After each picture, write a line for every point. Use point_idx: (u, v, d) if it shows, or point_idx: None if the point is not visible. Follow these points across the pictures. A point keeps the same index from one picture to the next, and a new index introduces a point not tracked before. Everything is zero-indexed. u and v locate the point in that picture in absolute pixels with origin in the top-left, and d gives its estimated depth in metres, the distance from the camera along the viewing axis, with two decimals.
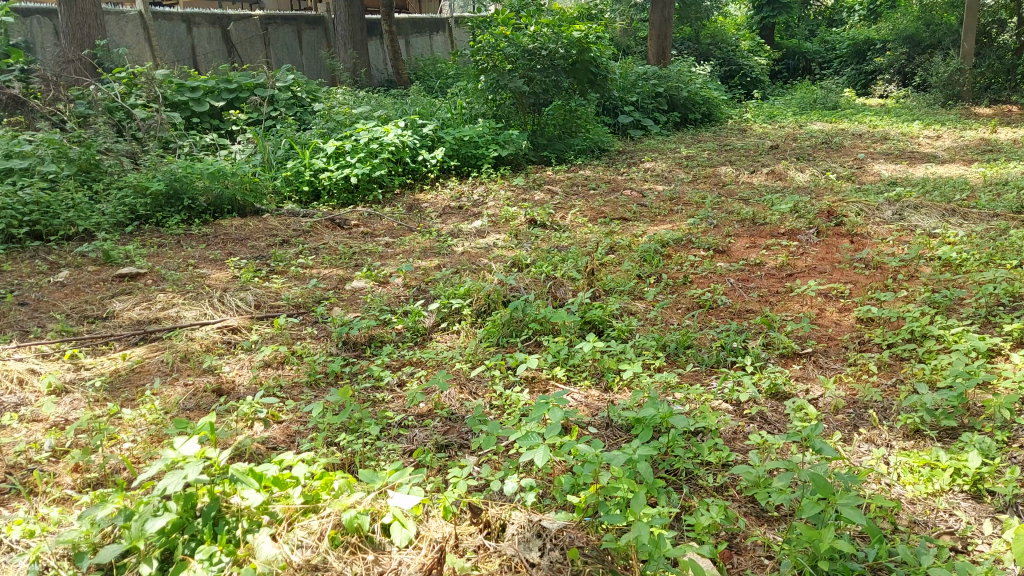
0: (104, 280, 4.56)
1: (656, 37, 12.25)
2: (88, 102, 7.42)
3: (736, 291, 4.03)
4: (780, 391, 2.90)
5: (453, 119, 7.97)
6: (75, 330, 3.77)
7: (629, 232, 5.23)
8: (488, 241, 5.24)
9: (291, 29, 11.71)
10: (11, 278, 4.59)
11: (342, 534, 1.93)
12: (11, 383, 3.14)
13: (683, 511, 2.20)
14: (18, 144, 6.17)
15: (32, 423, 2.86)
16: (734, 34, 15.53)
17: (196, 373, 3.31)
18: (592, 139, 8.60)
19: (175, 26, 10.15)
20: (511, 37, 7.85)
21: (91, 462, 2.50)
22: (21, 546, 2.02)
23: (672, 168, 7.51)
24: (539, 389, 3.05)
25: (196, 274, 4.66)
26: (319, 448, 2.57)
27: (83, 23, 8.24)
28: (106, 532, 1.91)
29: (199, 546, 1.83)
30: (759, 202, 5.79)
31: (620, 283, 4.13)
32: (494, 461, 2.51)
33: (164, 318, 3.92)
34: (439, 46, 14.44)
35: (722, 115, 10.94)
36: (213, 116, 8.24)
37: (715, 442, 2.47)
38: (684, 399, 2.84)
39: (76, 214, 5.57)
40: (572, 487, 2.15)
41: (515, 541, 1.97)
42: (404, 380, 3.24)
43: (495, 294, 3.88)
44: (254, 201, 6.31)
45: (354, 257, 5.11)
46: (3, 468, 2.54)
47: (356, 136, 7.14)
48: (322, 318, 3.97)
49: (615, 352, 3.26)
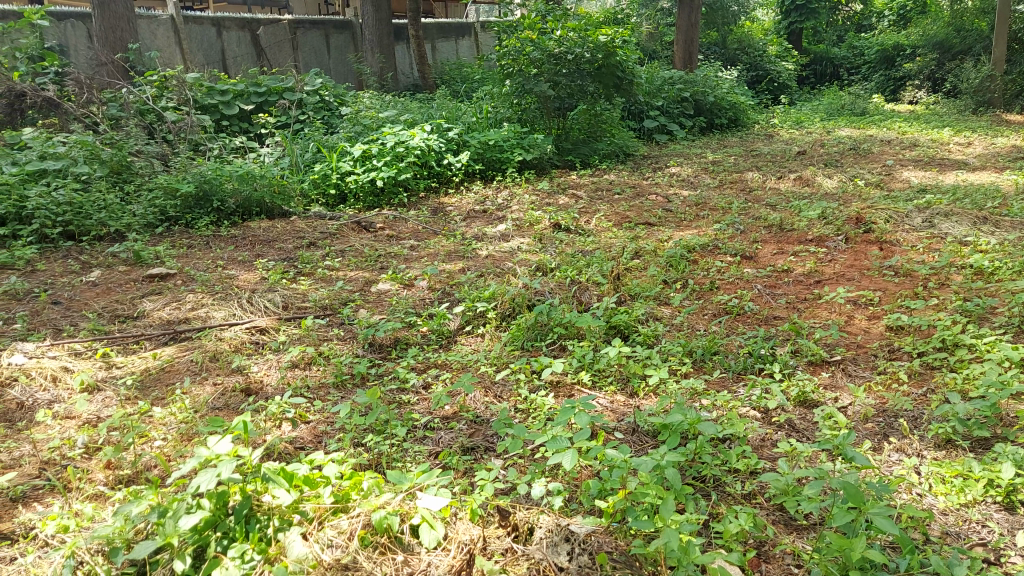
0: (135, 280, 4.62)
1: (683, 41, 12.20)
2: (121, 104, 7.54)
3: (764, 297, 4.01)
4: (809, 399, 2.88)
5: (478, 123, 8.00)
6: (106, 329, 3.83)
7: (654, 237, 5.23)
8: (512, 245, 5.25)
9: (319, 33, 11.80)
10: (45, 278, 4.66)
11: (372, 534, 1.95)
12: (45, 380, 3.19)
13: (711, 518, 2.19)
14: (53, 146, 6.30)
15: (66, 420, 2.91)
16: (761, 39, 15.43)
17: (225, 373, 3.34)
18: (618, 143, 8.60)
19: (206, 29, 10.25)
20: (537, 42, 7.86)
21: (122, 459, 2.54)
22: (56, 541, 2.06)
23: (698, 173, 7.49)
24: (565, 394, 3.05)
25: (226, 275, 4.72)
26: (347, 448, 2.59)
27: (116, 26, 8.35)
28: (139, 529, 1.92)
29: (231, 544, 1.85)
30: (787, 208, 5.76)
31: (646, 288, 4.11)
32: (520, 465, 2.51)
33: (194, 318, 3.97)
34: (464, 50, 14.50)
35: (749, 120, 10.88)
36: (241, 118, 8.33)
37: (743, 450, 2.46)
38: (712, 405, 2.82)
39: (108, 214, 5.65)
40: (600, 492, 2.15)
41: (543, 545, 1.98)
42: (429, 382, 3.25)
43: (519, 298, 3.88)
44: (282, 203, 6.38)
45: (380, 259, 5.14)
46: (38, 463, 2.58)
47: (382, 140, 7.18)
48: (348, 319, 4.00)
49: (641, 357, 3.25)
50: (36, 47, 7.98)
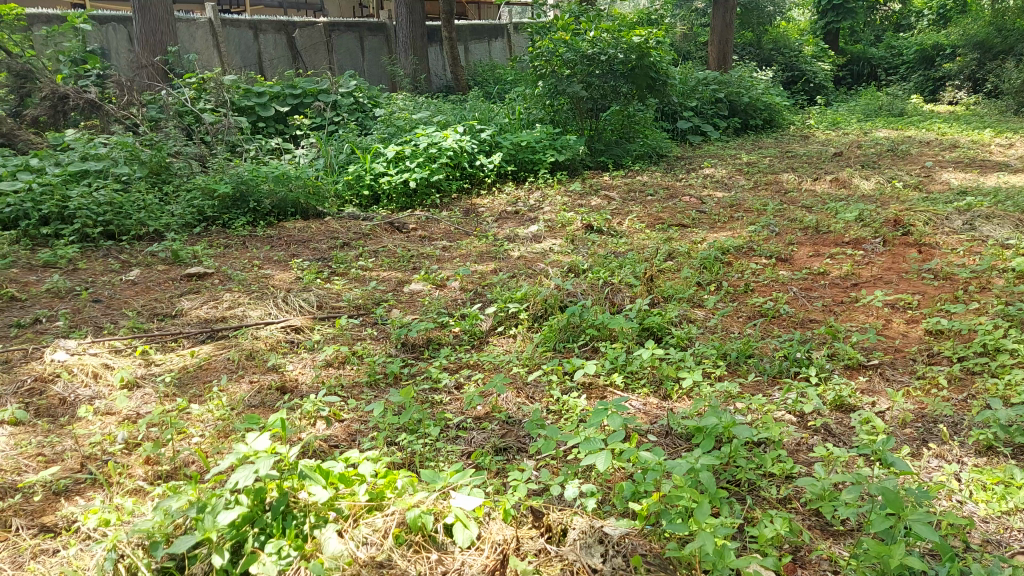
0: (173, 280, 4.69)
1: (717, 42, 12.11)
2: (160, 106, 7.66)
3: (799, 300, 3.97)
4: (846, 404, 2.84)
5: (511, 124, 8.01)
6: (145, 327, 3.89)
7: (688, 239, 5.19)
8: (544, 246, 5.25)
9: (354, 35, 11.90)
10: (86, 276, 4.75)
11: (406, 532, 1.96)
12: (87, 377, 3.25)
13: (746, 522, 2.16)
14: (94, 147, 6.42)
15: (106, 416, 2.97)
16: (797, 39, 15.26)
17: (261, 371, 3.39)
18: (651, 144, 8.55)
19: (243, 32, 10.40)
20: (571, 42, 7.85)
21: (161, 455, 2.59)
22: (98, 534, 2.10)
23: (733, 174, 7.43)
24: (597, 395, 3.04)
25: (262, 275, 4.78)
26: (380, 447, 2.61)
27: (156, 29, 8.49)
28: (178, 524, 1.95)
29: (269, 540, 1.88)
30: (824, 209, 5.69)
31: (679, 290, 4.08)
32: (553, 466, 2.50)
33: (230, 317, 4.02)
34: (497, 51, 14.53)
35: (784, 121, 10.76)
36: (277, 120, 8.43)
37: (778, 454, 2.43)
38: (746, 409, 2.79)
39: (147, 214, 5.74)
40: (633, 494, 2.14)
41: (576, 546, 1.96)
42: (461, 383, 3.26)
43: (551, 299, 3.88)
44: (317, 204, 6.44)
45: (412, 259, 5.17)
46: (80, 458, 2.64)
47: (416, 141, 7.22)
48: (381, 318, 4.03)
49: (674, 359, 3.23)
50: (79, 50, 8.16)
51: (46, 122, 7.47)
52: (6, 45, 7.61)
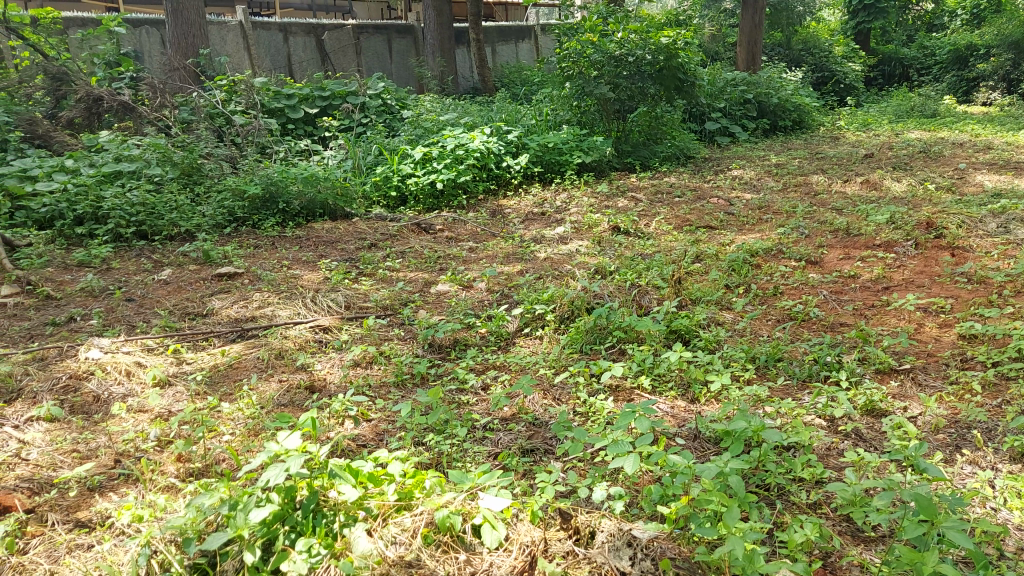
0: (205, 280, 4.74)
1: (746, 42, 12.03)
2: (192, 108, 7.77)
3: (830, 303, 3.92)
4: (877, 408, 2.81)
5: (538, 125, 8.02)
6: (177, 326, 3.94)
7: (716, 241, 5.16)
8: (571, 247, 5.24)
9: (382, 38, 11.97)
10: (119, 276, 4.82)
11: (434, 533, 1.98)
12: (120, 374, 3.30)
13: (776, 527, 2.14)
14: (127, 149, 6.52)
15: (139, 414, 3.01)
16: (827, 39, 15.11)
17: (291, 371, 3.42)
18: (678, 145, 8.50)
19: (273, 35, 10.53)
20: (598, 44, 7.80)
21: (193, 453, 2.63)
22: (132, 530, 2.14)
23: (761, 175, 7.37)
24: (624, 398, 3.03)
25: (291, 275, 4.82)
26: (408, 447, 2.62)
27: (188, 32, 8.62)
28: (210, 521, 1.98)
29: (299, 537, 1.90)
30: (854, 211, 5.63)
31: (708, 292, 4.06)
32: (579, 468, 2.49)
33: (260, 317, 4.06)
34: (524, 53, 14.54)
35: (814, 122, 10.66)
36: (306, 122, 8.51)
37: (809, 459, 2.41)
38: (776, 413, 2.77)
39: (178, 215, 5.81)
40: (661, 498, 2.13)
41: (605, 549, 1.96)
42: (488, 384, 3.27)
43: (578, 301, 3.88)
44: (345, 205, 6.49)
45: (439, 261, 5.18)
46: (114, 454, 2.68)
47: (443, 143, 7.25)
48: (408, 319, 4.05)
49: (702, 362, 3.20)
50: (112, 53, 8.31)
51: (81, 124, 7.60)
52: (41, 49, 7.98)
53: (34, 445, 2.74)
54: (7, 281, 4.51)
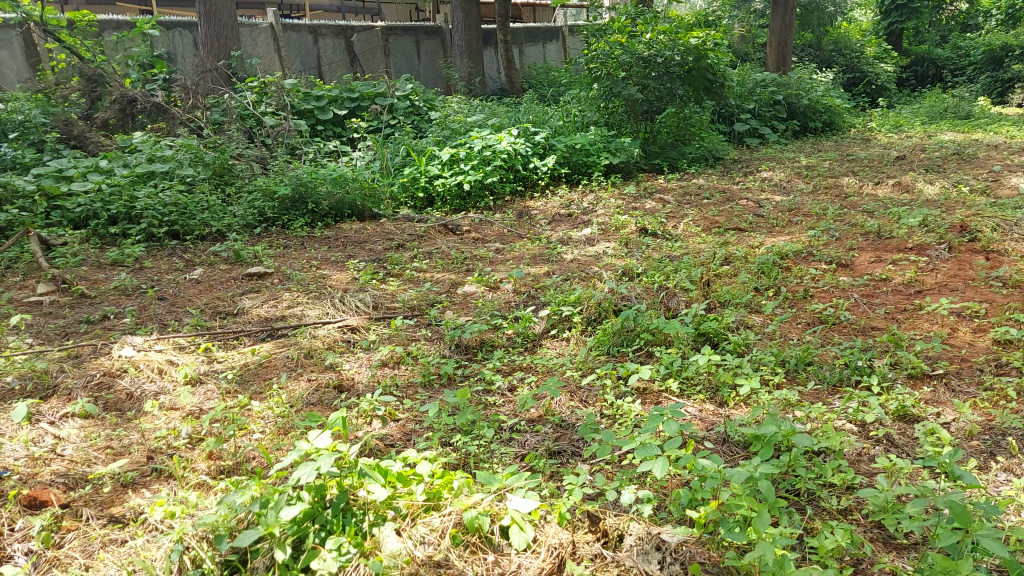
0: (235, 279, 4.79)
1: (776, 43, 11.93)
2: (223, 109, 7.86)
3: (861, 306, 3.88)
4: (909, 414, 2.77)
5: (565, 127, 8.02)
6: (208, 325, 3.99)
7: (745, 243, 5.12)
8: (598, 249, 5.23)
9: (411, 39, 12.02)
10: (152, 275, 4.89)
11: (463, 533, 1.99)
12: (152, 372, 3.35)
13: (806, 533, 2.12)
14: (161, 150, 6.62)
15: (171, 411, 3.05)
16: (859, 40, 14.95)
17: (319, 370, 3.45)
18: (707, 146, 8.45)
19: (303, 37, 10.65)
20: (626, 45, 7.83)
21: (223, 450, 2.66)
22: (164, 526, 2.17)
23: (791, 178, 7.31)
24: (652, 401, 3.02)
25: (319, 275, 4.87)
26: (436, 447, 2.64)
27: (220, 34, 8.73)
28: (241, 518, 2.00)
29: (329, 536, 1.91)
30: (886, 214, 5.56)
31: (737, 295, 4.03)
32: (607, 471, 2.49)
33: (289, 317, 4.09)
34: (552, 54, 14.53)
35: (845, 123, 10.55)
36: (335, 123, 8.58)
37: (839, 464, 2.38)
38: (806, 417, 2.74)
39: (210, 215, 5.88)
40: (689, 502, 2.11)
41: (633, 552, 1.96)
42: (515, 385, 3.28)
43: (606, 303, 3.87)
44: (373, 206, 6.54)
45: (466, 262, 5.20)
46: (146, 451, 2.72)
47: (470, 144, 7.28)
48: (435, 319, 4.07)
49: (731, 366, 3.18)
50: (146, 55, 8.46)
51: (115, 125, 7.73)
52: (77, 50, 8.17)
53: (69, 442, 2.79)
54: (43, 280, 4.59)
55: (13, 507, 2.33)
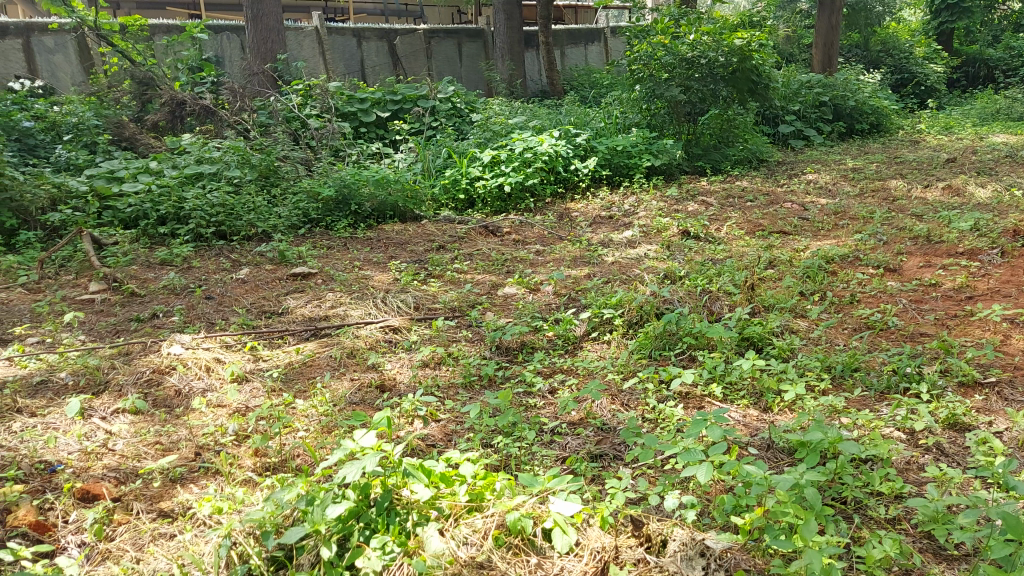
0: (280, 279, 4.86)
1: (822, 44, 11.75)
2: (269, 112, 7.99)
3: (909, 312, 3.81)
4: (960, 422, 2.70)
5: (607, 129, 8.02)
6: (254, 324, 4.06)
7: (789, 246, 5.06)
8: (639, 251, 5.20)
9: (453, 42, 12.08)
10: (199, 274, 4.98)
11: (505, 534, 1.99)
12: (200, 370, 3.42)
13: (853, 542, 2.09)
14: (209, 152, 6.74)
15: (217, 408, 3.10)
16: (908, 40, 14.67)
17: (361, 369, 3.48)
18: (750, 148, 8.36)
19: (347, 40, 10.79)
20: (670, 46, 7.77)
21: (269, 448, 2.70)
22: (212, 521, 2.22)
23: (837, 180, 7.19)
24: (694, 405, 2.99)
25: (362, 276, 4.92)
26: (477, 448, 2.65)
27: (267, 38, 8.87)
28: (287, 515, 2.03)
29: (373, 535, 1.94)
30: (935, 218, 5.45)
31: (782, 299, 3.98)
32: (649, 476, 2.47)
33: (333, 317, 4.14)
34: (593, 56, 14.49)
35: (893, 125, 10.36)
36: (378, 126, 8.66)
37: (887, 473, 2.33)
38: (853, 424, 2.69)
39: (255, 216, 5.97)
40: (734, 508, 2.09)
41: (677, 558, 1.96)
42: (555, 387, 3.27)
43: (648, 306, 3.84)
44: (414, 207, 6.58)
45: (506, 263, 5.21)
46: (194, 447, 2.77)
47: (511, 145, 7.30)
48: (476, 321, 4.08)
49: (776, 371, 3.14)
50: (195, 58, 8.65)
51: (164, 127, 7.89)
52: (129, 54, 8.38)
53: (120, 437, 2.86)
54: (95, 278, 4.71)
55: (67, 500, 2.40)
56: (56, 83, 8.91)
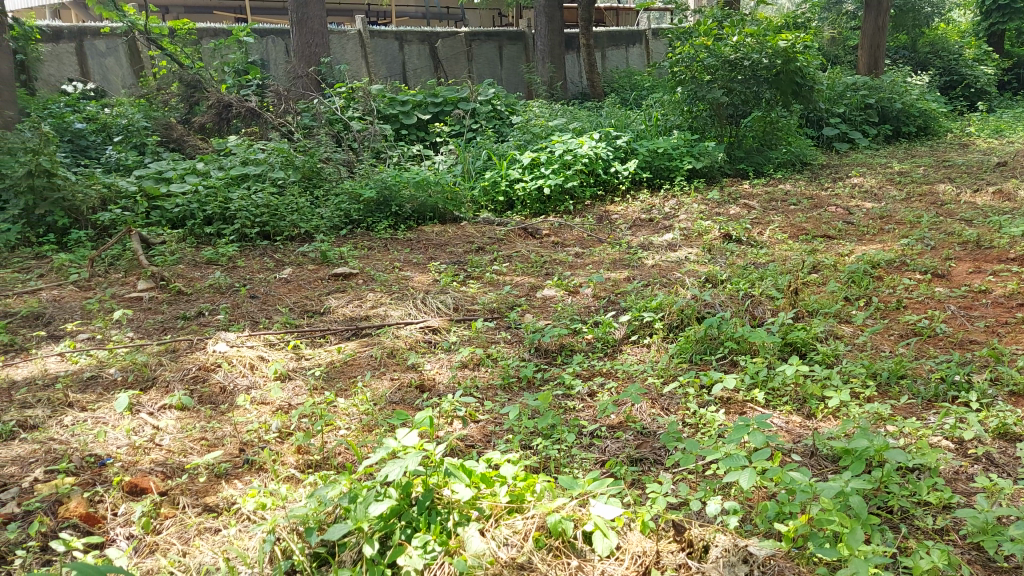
0: (322, 279, 4.92)
1: (868, 46, 11.56)
2: (312, 114, 8.09)
3: (958, 319, 3.73)
4: (1010, 432, 2.64)
5: (647, 131, 7.97)
6: (296, 323, 4.11)
7: (834, 251, 4.98)
8: (679, 255, 5.16)
9: (493, 44, 12.12)
10: (244, 274, 5.06)
11: (546, 537, 1.99)
12: (244, 367, 3.48)
13: (900, 552, 2.05)
14: (254, 153, 6.85)
15: (261, 405, 3.15)
16: (957, 42, 14.36)
17: (401, 369, 3.51)
18: (794, 151, 8.24)
19: (389, 43, 10.92)
20: (712, 48, 7.73)
21: (311, 446, 2.74)
22: (256, 517, 2.26)
23: (883, 184, 7.07)
24: (736, 411, 2.96)
25: (402, 276, 4.95)
26: (516, 450, 2.65)
27: (311, 41, 8.99)
28: (330, 512, 2.06)
29: (415, 533, 1.95)
30: (985, 223, 5.32)
31: (825, 304, 3.92)
32: (690, 480, 2.45)
33: (373, 317, 4.19)
34: (634, 58, 14.41)
35: (941, 128, 10.13)
36: (419, 128, 8.72)
37: (935, 482, 2.29)
38: (899, 432, 2.65)
39: (298, 216, 6.05)
40: (778, 515, 2.07)
41: (719, 565, 1.94)
42: (595, 390, 3.26)
43: (689, 310, 3.81)
44: (454, 209, 6.62)
45: (545, 265, 5.21)
46: (239, 443, 2.82)
47: (551, 148, 7.31)
48: (515, 323, 4.09)
49: (819, 377, 3.10)
50: (241, 61, 8.81)
51: (211, 128, 8.03)
52: (177, 58, 8.56)
53: (167, 432, 2.92)
54: (143, 277, 4.80)
55: (116, 493, 2.45)
56: (107, 85, 9.14)
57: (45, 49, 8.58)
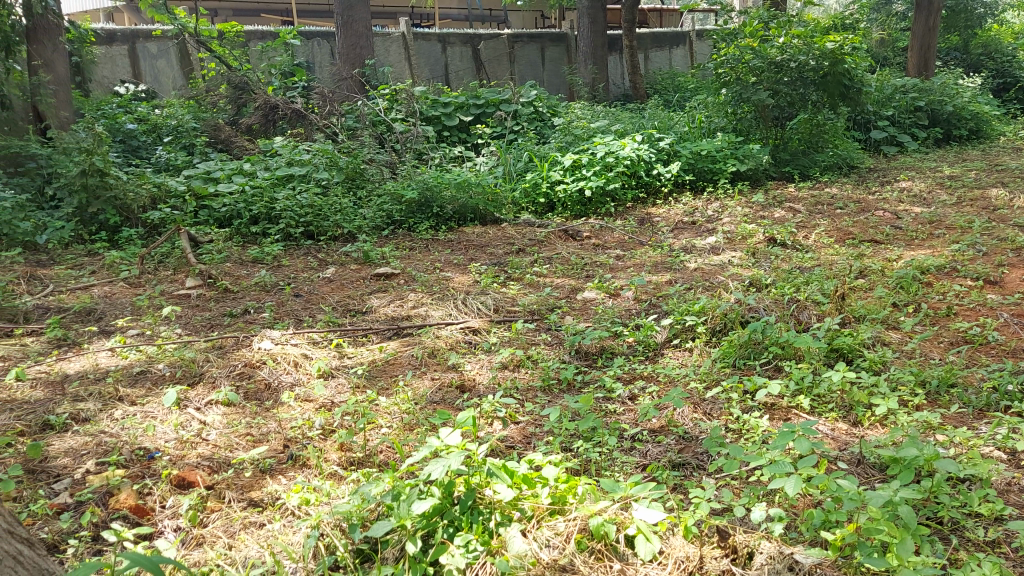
0: (364, 279, 4.97)
1: (918, 49, 11.34)
2: (356, 116, 8.17)
3: (1011, 327, 3.63)
4: None
5: (691, 133, 7.91)
6: (339, 321, 4.16)
7: (881, 256, 4.89)
8: (722, 258, 5.11)
9: (536, 46, 12.14)
10: (288, 272, 5.13)
11: (588, 539, 1.99)
12: (288, 365, 3.53)
13: (950, 563, 2.00)
14: (299, 154, 6.95)
15: (305, 402, 3.19)
16: (1011, 43, 14.03)
17: (442, 369, 3.53)
18: (841, 154, 8.07)
19: (432, 45, 11.00)
20: (758, 50, 7.69)
21: (354, 443, 2.77)
22: (301, 512, 2.30)
23: (932, 188, 6.93)
24: (780, 416, 2.92)
25: (442, 277, 4.98)
26: (557, 452, 2.64)
27: (356, 44, 9.09)
28: (373, 509, 2.09)
29: (457, 532, 1.96)
30: None
31: (873, 310, 3.85)
32: (733, 486, 2.42)
33: (414, 316, 4.21)
34: (677, 60, 14.31)
35: (994, 131, 9.89)
36: (461, 129, 8.77)
37: (987, 493, 2.23)
38: (949, 442, 2.59)
39: (342, 217, 6.12)
40: (824, 522, 2.04)
41: (764, 572, 1.92)
42: (636, 394, 3.25)
43: (732, 314, 3.77)
44: (495, 210, 6.63)
45: (586, 268, 5.20)
46: (283, 439, 2.86)
47: (593, 149, 7.29)
48: (555, 325, 4.08)
49: (866, 384, 3.04)
50: (288, 63, 8.94)
51: (257, 129, 8.16)
52: (225, 60, 8.73)
53: (213, 427, 2.97)
54: (191, 274, 4.90)
55: (165, 486, 2.50)
56: (158, 86, 9.36)
57: (99, 51, 8.83)
